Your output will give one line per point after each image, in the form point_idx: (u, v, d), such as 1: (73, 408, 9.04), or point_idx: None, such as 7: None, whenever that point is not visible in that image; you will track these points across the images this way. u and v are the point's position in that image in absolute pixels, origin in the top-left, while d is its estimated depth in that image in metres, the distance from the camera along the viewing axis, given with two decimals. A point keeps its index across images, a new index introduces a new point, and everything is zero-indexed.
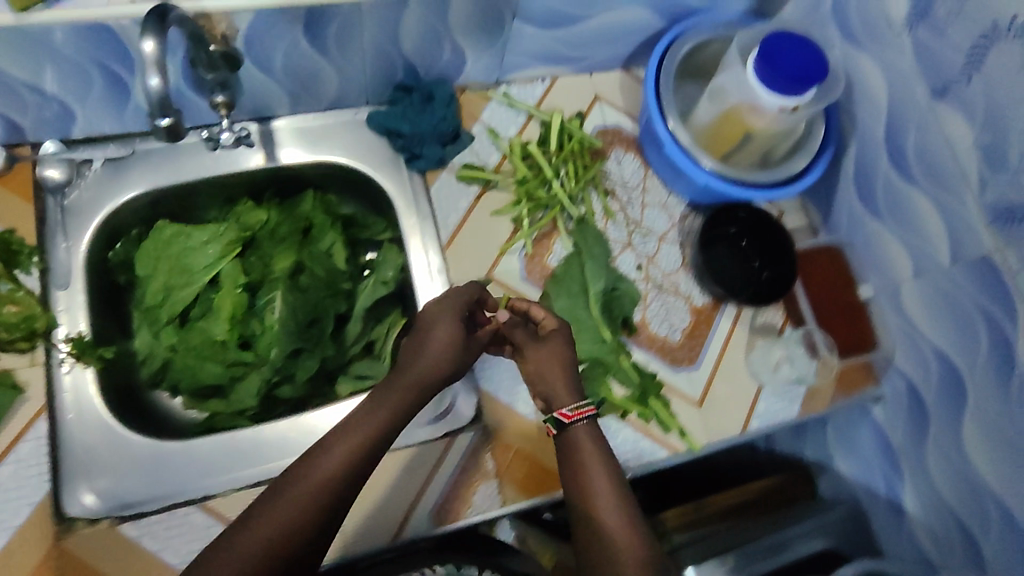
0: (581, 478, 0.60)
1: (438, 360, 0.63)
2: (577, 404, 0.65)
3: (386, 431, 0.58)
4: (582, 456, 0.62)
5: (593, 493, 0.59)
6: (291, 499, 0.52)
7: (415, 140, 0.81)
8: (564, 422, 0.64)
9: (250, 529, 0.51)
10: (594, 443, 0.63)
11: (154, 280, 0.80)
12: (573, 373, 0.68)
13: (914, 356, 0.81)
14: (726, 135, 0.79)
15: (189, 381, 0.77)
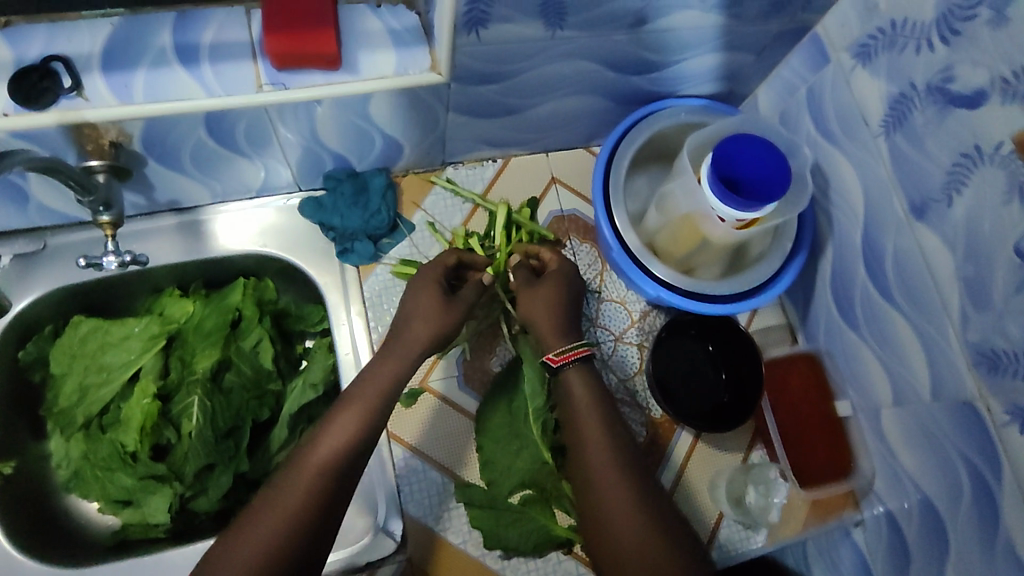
0: (578, 431, 0.64)
1: (408, 353, 0.66)
2: (565, 349, 0.67)
3: (359, 430, 0.60)
4: (577, 406, 0.65)
5: (588, 453, 0.62)
6: (276, 508, 0.55)
7: (347, 235, 0.77)
8: (552, 366, 0.66)
9: (258, 520, 0.54)
10: (585, 389, 0.66)
11: (69, 379, 0.75)
12: (564, 313, 0.70)
13: (892, 487, 0.72)
14: (681, 240, 0.72)
15: (99, 492, 0.72)
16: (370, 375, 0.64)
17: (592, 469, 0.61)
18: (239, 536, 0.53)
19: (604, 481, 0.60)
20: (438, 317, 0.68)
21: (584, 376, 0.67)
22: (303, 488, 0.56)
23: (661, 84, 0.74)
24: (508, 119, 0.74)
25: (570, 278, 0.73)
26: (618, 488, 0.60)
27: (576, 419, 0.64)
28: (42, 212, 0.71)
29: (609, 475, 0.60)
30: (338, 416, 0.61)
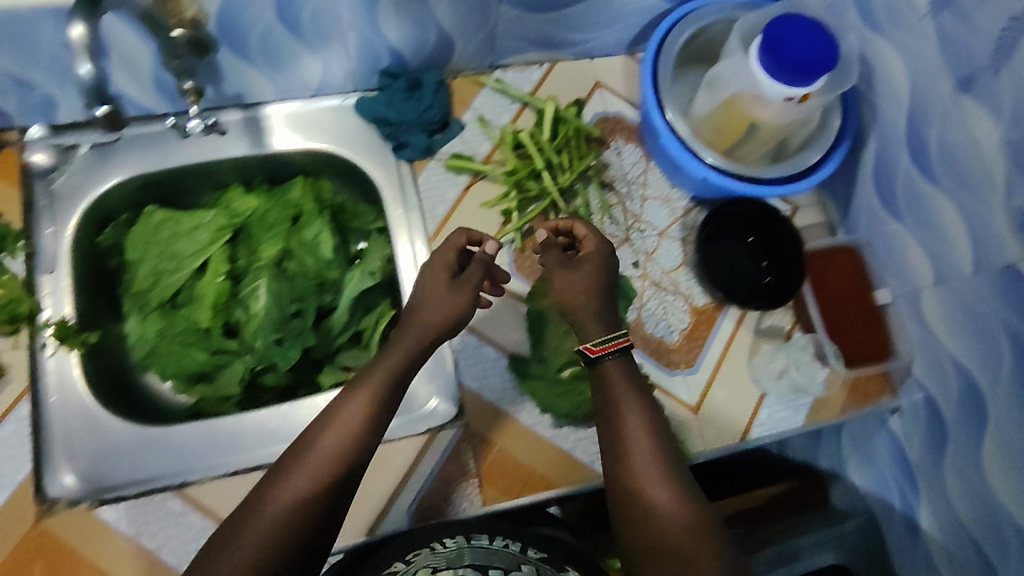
0: (616, 419, 0.59)
1: (416, 338, 0.61)
2: (609, 337, 0.61)
3: (371, 420, 0.57)
4: (615, 395, 0.60)
5: (633, 448, 0.57)
6: (292, 487, 0.53)
7: (401, 129, 0.79)
8: (590, 357, 0.61)
9: (261, 512, 0.52)
10: (624, 377, 0.60)
11: (143, 265, 0.79)
12: (604, 301, 0.64)
13: (932, 368, 0.75)
14: (729, 127, 0.74)
15: (174, 368, 0.77)
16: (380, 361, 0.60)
17: (637, 466, 0.57)
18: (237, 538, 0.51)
19: (651, 479, 0.56)
20: (447, 305, 0.63)
21: (622, 367, 0.61)
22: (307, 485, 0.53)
23: None
24: (557, 14, 0.76)
25: (608, 261, 0.66)
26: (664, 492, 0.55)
27: (620, 408, 0.59)
28: (119, 100, 0.74)
29: (657, 479, 0.56)
30: (350, 403, 0.57)
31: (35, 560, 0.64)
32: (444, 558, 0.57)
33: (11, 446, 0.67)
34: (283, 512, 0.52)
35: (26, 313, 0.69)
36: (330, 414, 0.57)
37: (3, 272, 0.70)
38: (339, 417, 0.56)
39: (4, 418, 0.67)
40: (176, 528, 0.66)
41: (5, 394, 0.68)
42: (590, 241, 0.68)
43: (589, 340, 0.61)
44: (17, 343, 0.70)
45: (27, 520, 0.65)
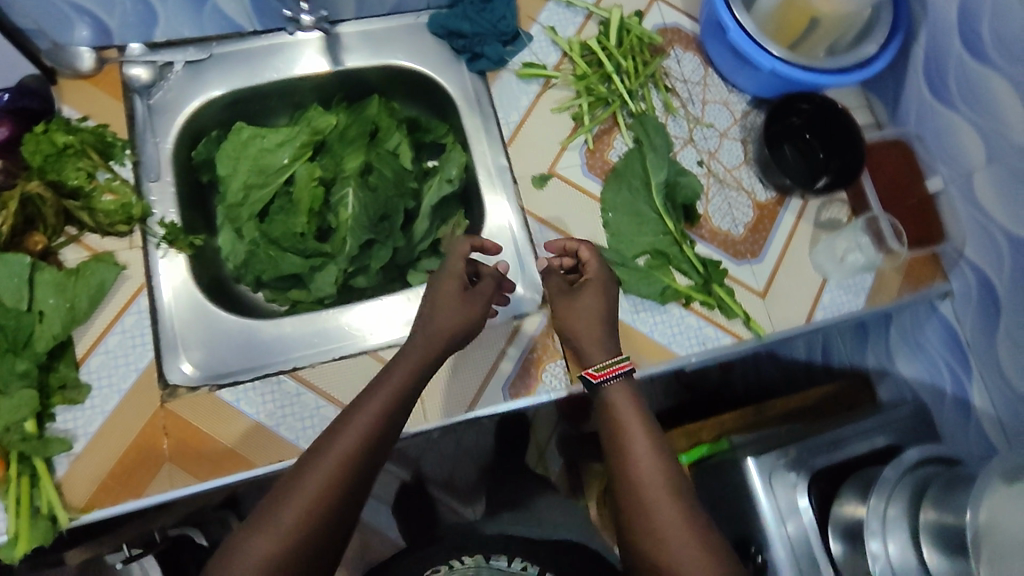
0: (620, 440, 0.60)
1: (432, 345, 0.64)
2: (611, 361, 0.65)
3: (378, 430, 0.57)
4: (623, 420, 0.61)
5: (637, 469, 0.58)
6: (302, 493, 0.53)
7: (477, 40, 0.84)
8: (593, 381, 0.65)
9: (270, 521, 0.52)
10: (628, 400, 0.63)
11: (234, 179, 0.83)
12: (607, 329, 0.68)
13: (984, 246, 0.80)
14: (792, 22, 0.80)
15: (271, 271, 0.81)
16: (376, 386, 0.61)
17: (644, 488, 0.57)
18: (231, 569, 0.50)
19: (653, 495, 0.57)
20: (459, 324, 0.66)
21: (624, 391, 0.64)
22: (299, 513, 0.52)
23: None
24: None
25: (611, 288, 0.72)
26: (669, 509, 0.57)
27: (626, 434, 0.60)
28: (213, 15, 0.78)
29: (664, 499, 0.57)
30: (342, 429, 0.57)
31: (164, 437, 0.69)
32: None
33: (133, 336, 0.71)
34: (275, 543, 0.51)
35: (140, 215, 0.72)
36: (324, 441, 0.57)
37: (114, 178, 0.74)
38: (333, 443, 0.56)
39: (126, 310, 0.71)
40: (291, 407, 0.70)
41: (123, 289, 0.72)
42: (591, 264, 0.73)
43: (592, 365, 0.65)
44: (132, 243, 0.73)
45: (154, 403, 0.69)
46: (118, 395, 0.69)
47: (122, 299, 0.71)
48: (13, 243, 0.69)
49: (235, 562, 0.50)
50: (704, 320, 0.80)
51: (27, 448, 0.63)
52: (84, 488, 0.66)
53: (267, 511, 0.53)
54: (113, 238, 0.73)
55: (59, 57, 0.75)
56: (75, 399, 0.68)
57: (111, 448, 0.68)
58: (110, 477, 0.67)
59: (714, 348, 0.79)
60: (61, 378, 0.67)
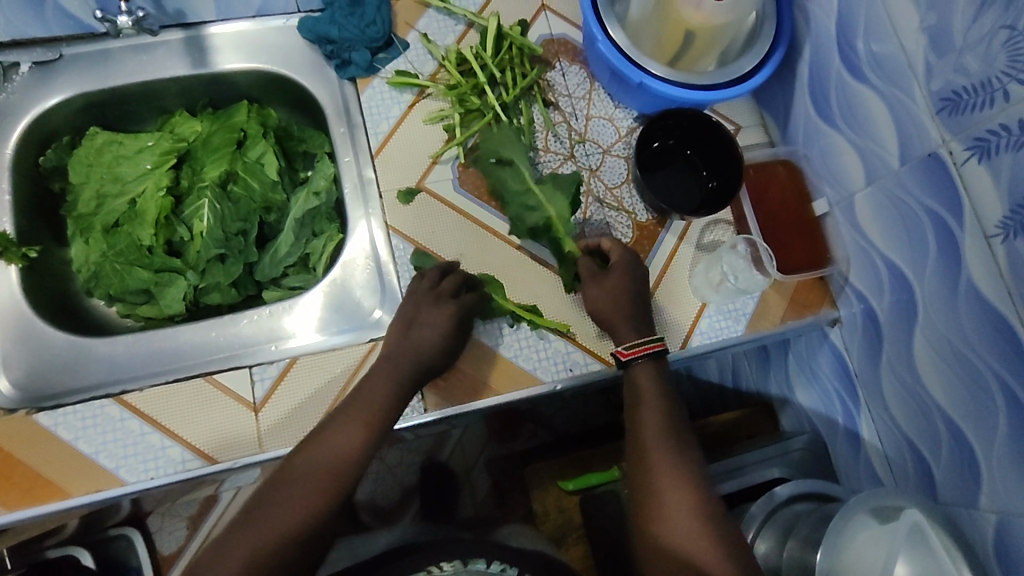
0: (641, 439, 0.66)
1: (421, 359, 0.69)
2: (639, 342, 0.70)
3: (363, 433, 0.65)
4: (644, 421, 0.67)
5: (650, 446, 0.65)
6: (292, 489, 0.61)
7: (345, 46, 0.80)
8: (620, 359, 0.71)
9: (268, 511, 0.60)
10: (655, 384, 0.69)
11: (86, 187, 0.79)
12: (635, 304, 0.73)
13: (867, 272, 0.76)
14: (670, 38, 0.76)
15: (117, 287, 0.77)
16: (363, 399, 0.67)
17: (664, 500, 0.62)
18: (249, 527, 0.59)
19: (664, 466, 0.64)
20: (450, 343, 0.71)
21: (650, 368, 0.70)
22: (311, 499, 0.61)
23: None
24: None
25: (635, 269, 0.74)
26: (674, 487, 0.63)
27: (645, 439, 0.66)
28: None
29: (666, 471, 0.64)
30: (342, 427, 0.65)
31: None
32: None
33: None
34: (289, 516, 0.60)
35: None
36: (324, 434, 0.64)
37: None
38: (334, 437, 0.64)
39: None
40: (114, 433, 0.66)
41: None
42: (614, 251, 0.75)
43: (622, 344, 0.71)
44: None
45: None
46: None
47: None
48: None
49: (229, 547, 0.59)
50: (573, 345, 0.76)
51: None
52: None
53: (280, 483, 0.62)
54: None
55: None
56: None
57: None
58: None
59: (582, 375, 0.75)
60: None
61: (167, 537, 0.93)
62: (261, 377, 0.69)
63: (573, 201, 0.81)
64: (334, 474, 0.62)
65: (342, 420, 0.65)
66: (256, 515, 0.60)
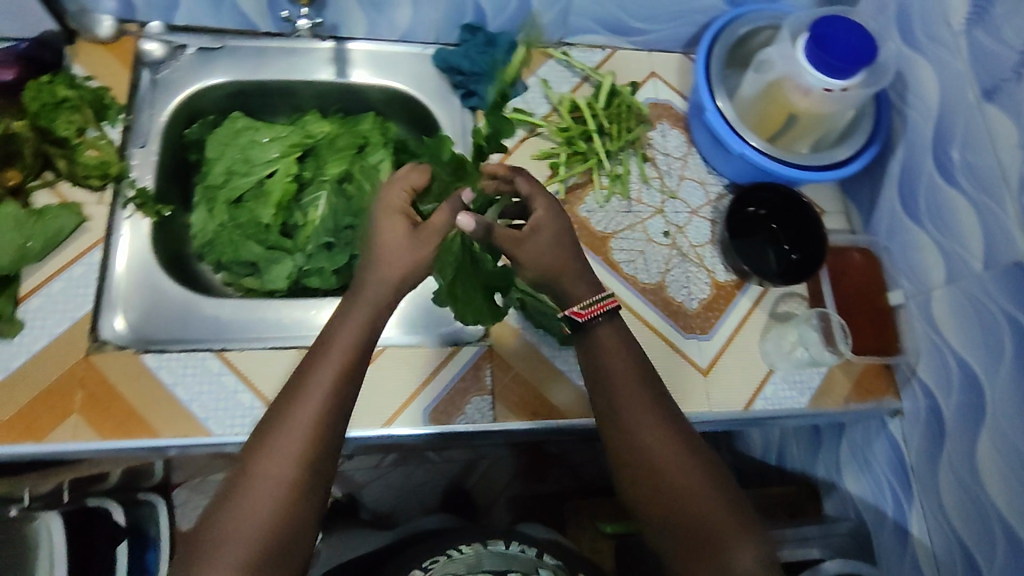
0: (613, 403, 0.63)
1: (371, 304, 0.62)
2: (594, 301, 0.66)
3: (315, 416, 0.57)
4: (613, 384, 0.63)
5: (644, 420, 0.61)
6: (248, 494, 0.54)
7: (473, 78, 0.88)
8: (579, 321, 0.66)
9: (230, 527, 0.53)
10: (617, 341, 0.65)
11: (218, 163, 0.86)
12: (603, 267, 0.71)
13: (935, 366, 0.79)
14: (772, 116, 0.81)
15: (230, 255, 0.83)
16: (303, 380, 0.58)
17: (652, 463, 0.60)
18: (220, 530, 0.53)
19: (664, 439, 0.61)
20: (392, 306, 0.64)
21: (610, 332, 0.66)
22: (294, 466, 0.55)
23: None
24: None
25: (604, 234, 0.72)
26: (684, 460, 0.60)
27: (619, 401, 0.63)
28: (233, 11, 0.83)
29: (664, 445, 0.60)
30: (303, 402, 0.57)
31: (78, 389, 0.69)
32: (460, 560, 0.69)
33: (77, 286, 0.72)
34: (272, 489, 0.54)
35: (116, 174, 0.76)
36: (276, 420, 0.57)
37: (102, 136, 0.77)
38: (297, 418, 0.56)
39: (76, 261, 0.73)
40: (209, 385, 0.70)
41: (81, 240, 0.74)
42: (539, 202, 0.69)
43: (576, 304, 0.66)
44: (101, 199, 0.76)
45: (79, 352, 0.70)
46: (44, 339, 0.70)
47: (75, 251, 0.73)
48: None
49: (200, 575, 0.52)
50: None
51: None
52: None
53: (246, 477, 0.55)
54: (86, 191, 0.76)
55: (81, 20, 0.79)
56: (5, 334, 0.69)
57: (27, 388, 0.68)
58: (15, 417, 0.67)
59: None
60: None
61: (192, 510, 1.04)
62: None
63: (657, 251, 0.85)
64: (314, 436, 0.56)
65: (296, 392, 0.57)
66: (234, 495, 0.54)
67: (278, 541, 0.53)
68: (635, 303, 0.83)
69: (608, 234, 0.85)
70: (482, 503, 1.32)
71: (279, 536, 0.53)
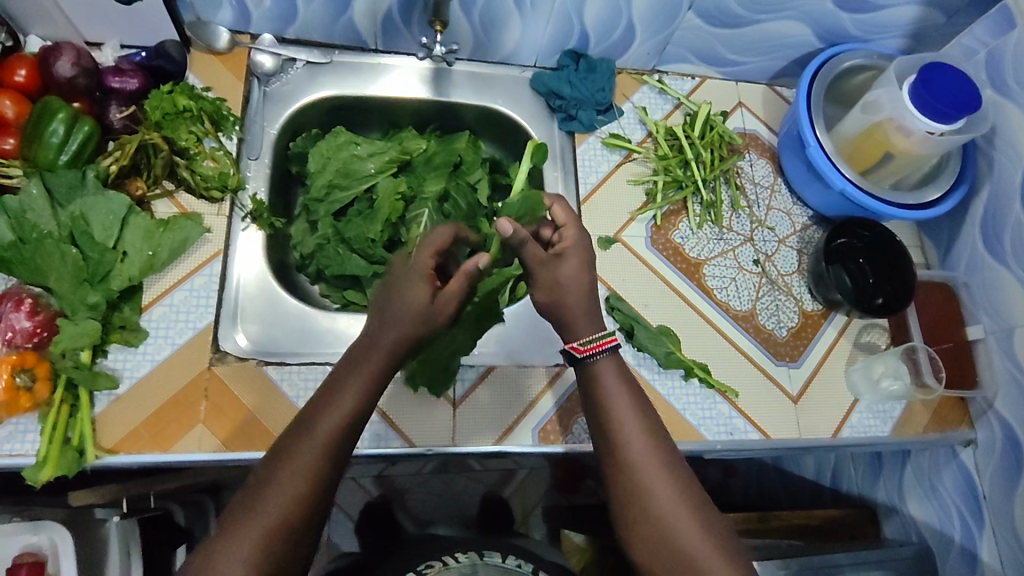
0: (612, 419, 0.63)
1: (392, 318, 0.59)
2: (595, 336, 0.65)
3: (354, 414, 0.57)
4: (610, 398, 0.64)
5: (637, 458, 0.61)
6: (279, 491, 0.53)
7: (573, 104, 0.89)
8: (577, 355, 0.65)
9: (252, 519, 0.52)
10: (615, 370, 0.66)
11: (320, 176, 0.86)
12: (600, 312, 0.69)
13: (1015, 399, 0.82)
14: (868, 151, 0.85)
15: (335, 269, 0.84)
16: (342, 377, 0.59)
17: (644, 481, 0.60)
18: (235, 528, 0.52)
19: (654, 480, 0.60)
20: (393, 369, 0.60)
21: (612, 364, 0.66)
22: (308, 476, 0.54)
23: (860, 27, 0.89)
24: (728, 31, 0.88)
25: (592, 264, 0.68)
26: (672, 494, 0.60)
27: (617, 418, 0.63)
28: (346, 27, 0.84)
29: (653, 468, 0.60)
30: (330, 411, 0.56)
31: (202, 400, 0.70)
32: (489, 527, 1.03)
33: (198, 296, 0.73)
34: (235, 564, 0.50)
35: (234, 186, 0.76)
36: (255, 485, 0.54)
37: (218, 147, 0.77)
38: (276, 487, 0.53)
39: (197, 271, 0.74)
40: None
41: (201, 250, 0.75)
42: (569, 230, 0.70)
43: (576, 340, 0.66)
44: (220, 211, 0.77)
45: (201, 363, 0.71)
46: (168, 348, 0.71)
47: (196, 261, 0.74)
48: (116, 183, 0.72)
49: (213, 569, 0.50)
50: (736, 411, 0.83)
51: (77, 376, 0.65)
52: (116, 430, 0.68)
53: (268, 476, 0.54)
54: (204, 202, 0.76)
55: (200, 31, 0.81)
56: (130, 342, 0.69)
57: (153, 396, 0.69)
58: (141, 426, 0.68)
59: (741, 439, 0.81)
60: (123, 319, 0.69)
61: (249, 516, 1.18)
62: (461, 378, 0.78)
63: (748, 279, 0.89)
64: (335, 445, 0.55)
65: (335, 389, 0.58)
66: (259, 492, 0.53)
67: (287, 541, 0.52)
68: (727, 328, 0.86)
69: (701, 261, 0.89)
70: (520, 513, 1.35)
71: (295, 536, 0.52)
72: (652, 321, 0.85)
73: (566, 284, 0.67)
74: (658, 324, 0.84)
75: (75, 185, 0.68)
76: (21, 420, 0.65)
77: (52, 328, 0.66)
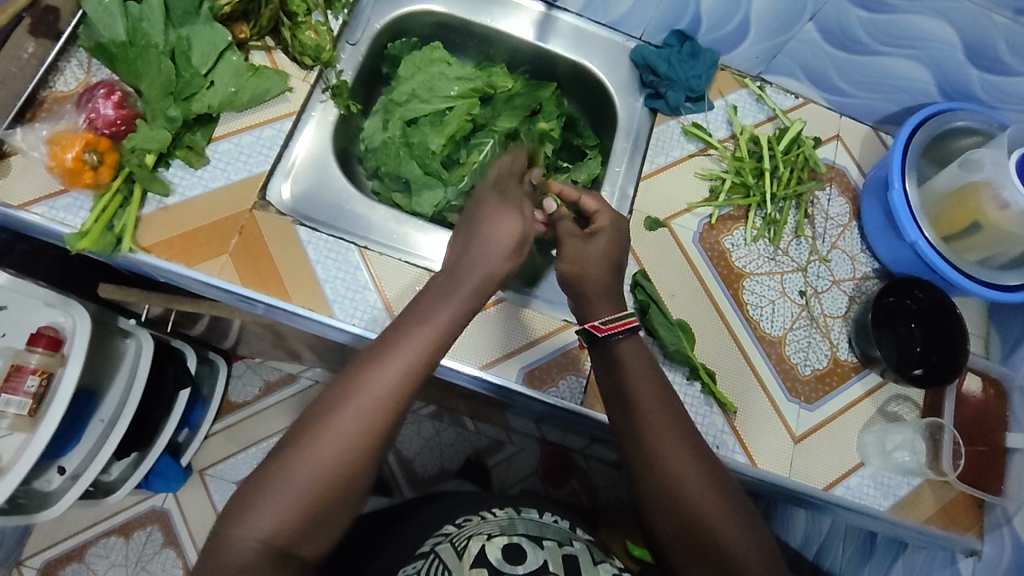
0: (681, 460, 0.61)
1: (487, 246, 0.65)
2: (614, 318, 0.67)
3: (432, 349, 0.59)
4: (675, 434, 0.62)
5: (709, 512, 0.59)
6: (354, 410, 0.55)
7: (665, 82, 0.89)
8: (595, 335, 0.67)
9: (326, 433, 0.54)
10: (632, 356, 0.66)
11: (406, 82, 0.89)
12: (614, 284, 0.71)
13: None
14: (954, 218, 0.80)
15: (390, 168, 0.87)
16: (425, 310, 0.61)
17: (718, 526, 0.58)
18: (309, 438, 0.54)
19: (731, 534, 0.58)
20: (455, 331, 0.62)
21: (633, 348, 0.67)
22: (382, 400, 0.56)
23: (987, 90, 0.83)
24: (846, 55, 0.85)
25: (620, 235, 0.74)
26: (745, 541, 0.58)
27: (685, 457, 0.61)
28: None
29: (726, 515, 0.59)
30: (407, 339, 0.59)
31: (235, 235, 0.74)
32: (497, 524, 0.68)
33: (263, 145, 0.78)
34: (280, 518, 0.52)
35: (326, 60, 0.81)
36: (306, 433, 0.54)
37: (324, 22, 0.82)
38: (350, 408, 0.55)
39: (268, 124, 0.79)
40: (347, 273, 0.75)
41: (279, 107, 0.80)
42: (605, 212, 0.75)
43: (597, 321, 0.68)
44: (306, 78, 0.82)
45: (245, 204, 0.76)
46: (221, 182, 0.76)
47: (269, 115, 0.79)
48: (224, 22, 0.79)
49: (284, 475, 0.53)
50: (729, 428, 0.80)
51: (137, 173, 0.71)
52: (154, 233, 0.73)
53: (345, 394, 0.56)
54: (296, 66, 0.82)
55: None
56: (191, 162, 0.75)
57: (197, 218, 0.74)
58: (177, 238, 0.73)
59: (724, 458, 0.78)
60: (191, 141, 0.75)
61: (241, 387, 1.27)
62: None
63: (788, 307, 0.85)
64: (407, 374, 0.57)
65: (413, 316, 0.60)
66: (332, 409, 0.55)
67: (355, 462, 0.54)
68: (748, 345, 0.83)
69: (744, 273, 0.86)
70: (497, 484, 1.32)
71: (365, 459, 0.55)
72: (674, 313, 0.83)
73: (588, 253, 0.72)
74: (679, 318, 0.82)
75: (189, 12, 0.75)
76: (79, 195, 0.71)
77: (130, 125, 0.73)
